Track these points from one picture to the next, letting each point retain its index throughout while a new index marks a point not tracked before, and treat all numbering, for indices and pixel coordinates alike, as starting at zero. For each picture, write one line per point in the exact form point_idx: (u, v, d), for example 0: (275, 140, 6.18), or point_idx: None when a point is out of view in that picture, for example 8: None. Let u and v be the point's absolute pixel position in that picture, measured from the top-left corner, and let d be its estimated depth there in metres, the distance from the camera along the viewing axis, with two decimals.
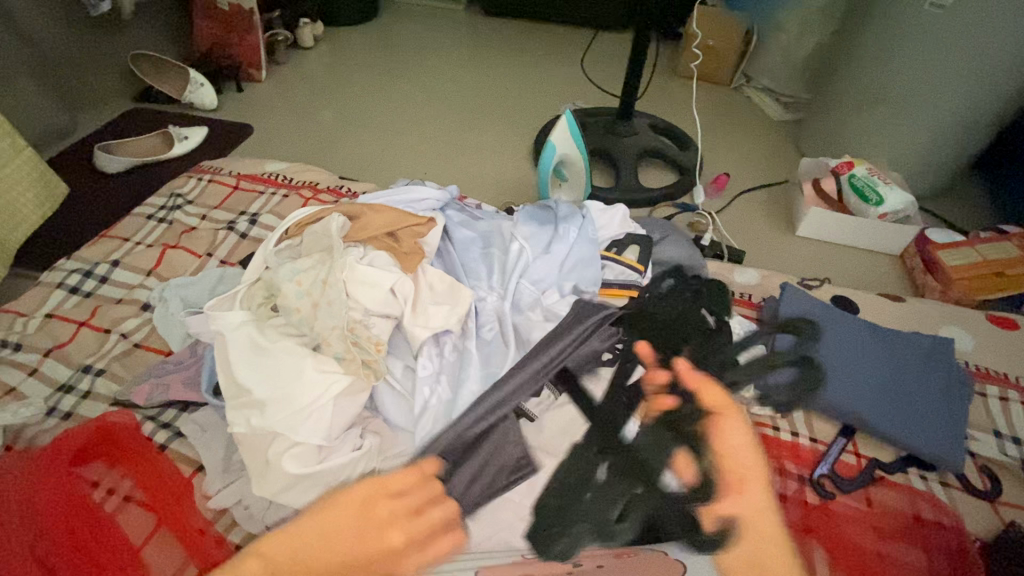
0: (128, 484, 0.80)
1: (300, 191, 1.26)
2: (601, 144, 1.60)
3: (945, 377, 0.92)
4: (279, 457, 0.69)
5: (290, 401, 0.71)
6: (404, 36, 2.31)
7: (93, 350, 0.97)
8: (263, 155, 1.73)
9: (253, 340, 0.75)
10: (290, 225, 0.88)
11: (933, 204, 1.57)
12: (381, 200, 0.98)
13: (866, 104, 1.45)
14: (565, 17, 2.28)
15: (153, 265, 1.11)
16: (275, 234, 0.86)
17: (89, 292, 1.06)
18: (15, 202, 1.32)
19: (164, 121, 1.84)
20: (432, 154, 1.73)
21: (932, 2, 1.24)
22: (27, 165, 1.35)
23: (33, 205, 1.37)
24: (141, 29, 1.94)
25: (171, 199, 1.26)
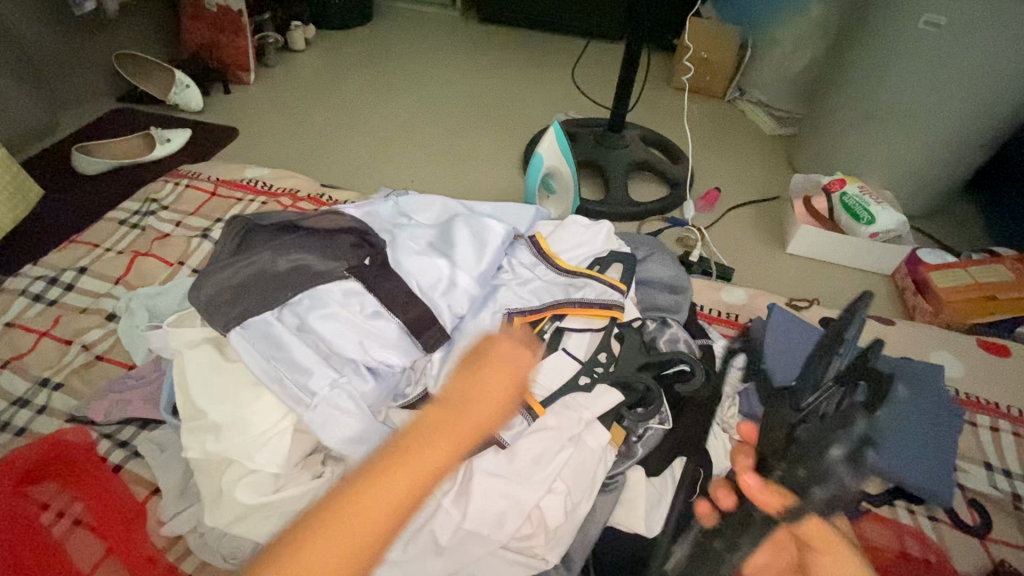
0: (79, 506, 0.76)
1: (279, 199, 1.23)
2: (590, 156, 1.58)
3: (933, 405, 0.90)
4: (232, 486, 0.68)
5: (246, 425, 0.69)
6: (397, 42, 2.28)
7: (53, 362, 0.94)
8: (247, 160, 1.70)
9: (213, 358, 0.73)
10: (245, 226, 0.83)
11: (926, 224, 1.55)
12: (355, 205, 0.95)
13: (858, 121, 1.43)
14: (559, 25, 2.26)
15: (122, 273, 1.07)
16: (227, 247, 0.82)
17: (53, 300, 1.03)
18: None
19: (147, 123, 1.80)
20: (420, 163, 1.70)
21: (925, 20, 1.23)
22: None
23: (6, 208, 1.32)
24: (128, 28, 1.91)
25: (146, 204, 1.23)
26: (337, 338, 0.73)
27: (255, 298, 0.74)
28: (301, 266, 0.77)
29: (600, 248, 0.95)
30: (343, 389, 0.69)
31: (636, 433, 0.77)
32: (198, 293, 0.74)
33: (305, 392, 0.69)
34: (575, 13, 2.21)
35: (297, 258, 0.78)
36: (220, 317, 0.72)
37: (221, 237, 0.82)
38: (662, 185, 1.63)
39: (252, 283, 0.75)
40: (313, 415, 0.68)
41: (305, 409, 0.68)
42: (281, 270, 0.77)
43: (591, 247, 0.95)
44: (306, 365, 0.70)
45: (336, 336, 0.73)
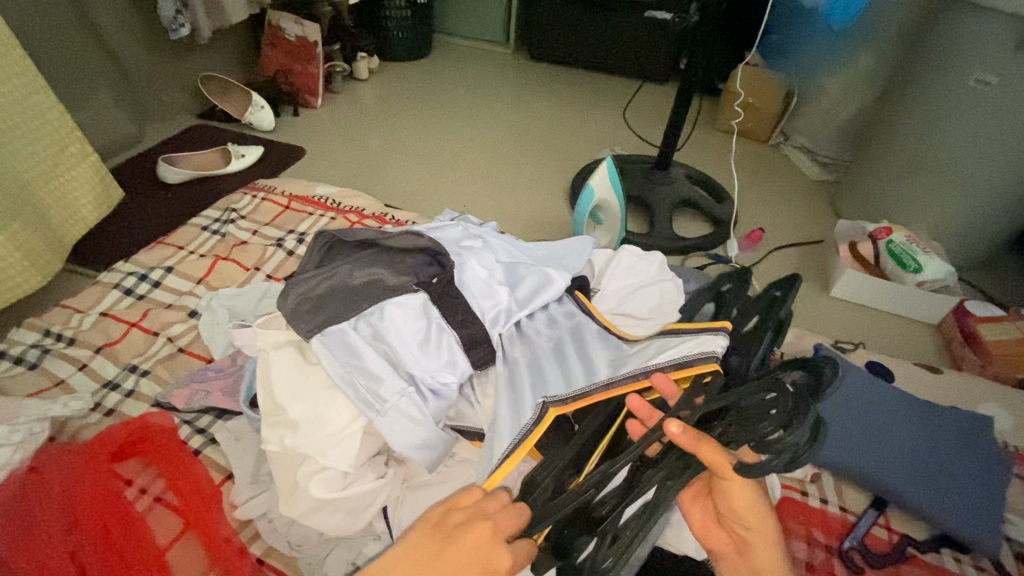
0: (160, 485, 0.82)
1: (347, 215, 1.33)
2: (637, 191, 1.64)
3: (984, 455, 0.89)
4: (307, 480, 0.71)
5: (322, 424, 0.72)
6: (453, 75, 2.43)
7: (141, 350, 1.02)
8: (312, 177, 1.81)
9: (294, 358, 0.77)
10: (330, 236, 0.88)
11: (974, 275, 1.54)
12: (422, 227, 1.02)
13: (907, 171, 1.46)
14: (609, 66, 2.37)
15: (203, 274, 1.17)
16: (309, 258, 0.88)
17: (142, 294, 1.12)
18: (76, 203, 1.40)
19: (223, 139, 1.95)
20: (472, 189, 1.79)
21: (976, 78, 1.27)
22: (92, 169, 1.44)
23: (91, 208, 1.44)
24: (213, 53, 2.08)
25: (226, 212, 1.33)
26: (405, 350, 0.77)
27: (335, 306, 0.78)
28: (374, 280, 0.81)
29: (653, 281, 0.98)
30: (412, 397, 0.72)
31: None
32: (285, 299, 0.79)
33: (376, 398, 0.72)
34: (624, 55, 2.31)
35: (372, 273, 0.82)
36: (304, 323, 0.77)
37: (307, 250, 0.89)
38: (706, 223, 1.68)
39: (332, 295, 0.80)
40: (384, 419, 0.71)
41: (376, 413, 0.71)
42: (358, 284, 0.81)
43: (644, 277, 0.99)
44: (378, 372, 0.74)
45: (405, 347, 0.77)
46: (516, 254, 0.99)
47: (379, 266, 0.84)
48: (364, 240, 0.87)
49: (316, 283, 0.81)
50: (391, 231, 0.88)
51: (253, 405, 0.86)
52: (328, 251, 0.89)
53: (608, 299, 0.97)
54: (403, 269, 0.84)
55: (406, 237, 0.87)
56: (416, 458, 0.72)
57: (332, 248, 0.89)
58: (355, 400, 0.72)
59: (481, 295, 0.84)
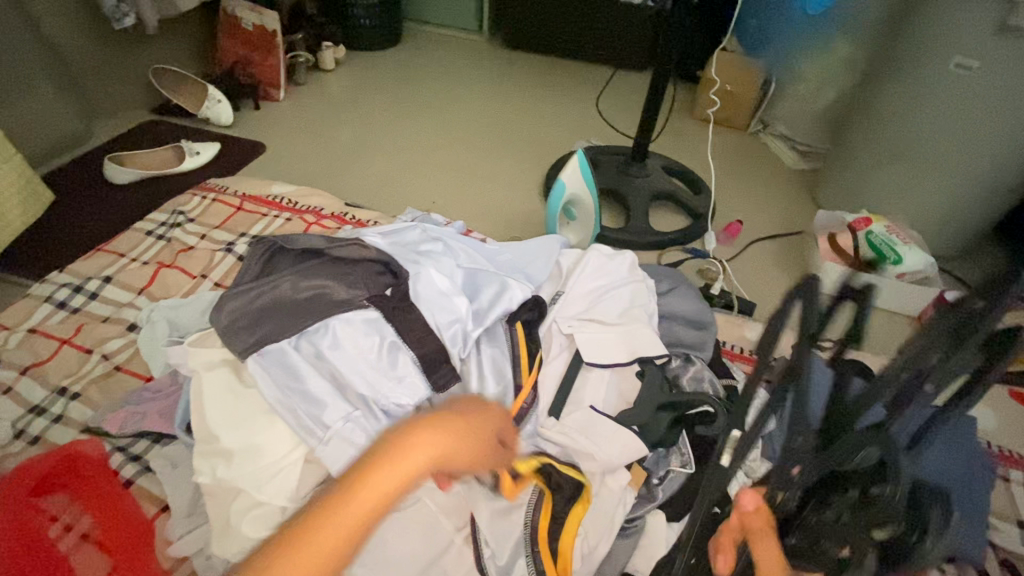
0: (87, 521, 0.75)
1: (303, 216, 1.25)
2: (611, 183, 1.58)
3: (966, 459, 0.86)
4: (239, 519, 0.65)
5: (260, 453, 0.67)
6: (425, 65, 2.34)
7: (72, 371, 0.94)
8: (273, 175, 1.72)
9: (230, 380, 0.71)
10: (266, 245, 0.81)
11: (954, 266, 1.52)
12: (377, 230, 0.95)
13: (886, 159, 1.42)
14: (585, 54, 2.30)
15: (145, 284, 1.08)
16: (247, 265, 0.81)
17: (77, 308, 1.04)
18: None
19: (178, 135, 1.84)
20: (442, 184, 1.72)
21: (957, 62, 1.22)
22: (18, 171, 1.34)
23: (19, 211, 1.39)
24: (166, 43, 1.97)
25: (173, 216, 1.24)
26: (353, 369, 0.70)
27: (276, 323, 0.71)
28: (320, 293, 0.74)
29: (624, 282, 0.92)
30: (357, 426, 0.67)
31: (657, 475, 0.74)
32: (217, 314, 0.71)
33: (319, 425, 0.67)
34: (600, 42, 2.24)
35: (318, 284, 0.75)
36: (238, 343, 0.70)
37: (246, 257, 0.81)
38: (684, 216, 1.63)
39: (272, 310, 0.72)
40: (328, 450, 0.65)
41: (319, 442, 0.66)
42: (302, 297, 0.73)
43: (615, 279, 0.93)
44: (322, 398, 0.68)
45: (351, 368, 0.70)
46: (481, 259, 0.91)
47: (325, 275, 0.76)
48: (308, 246, 0.79)
49: (254, 296, 0.72)
50: (339, 238, 0.80)
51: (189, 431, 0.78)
52: (268, 257, 0.81)
53: (578, 302, 0.90)
54: (354, 281, 0.77)
55: (358, 245, 0.79)
56: None
57: (271, 256, 0.81)
58: (295, 427, 0.67)
59: (438, 311, 0.76)
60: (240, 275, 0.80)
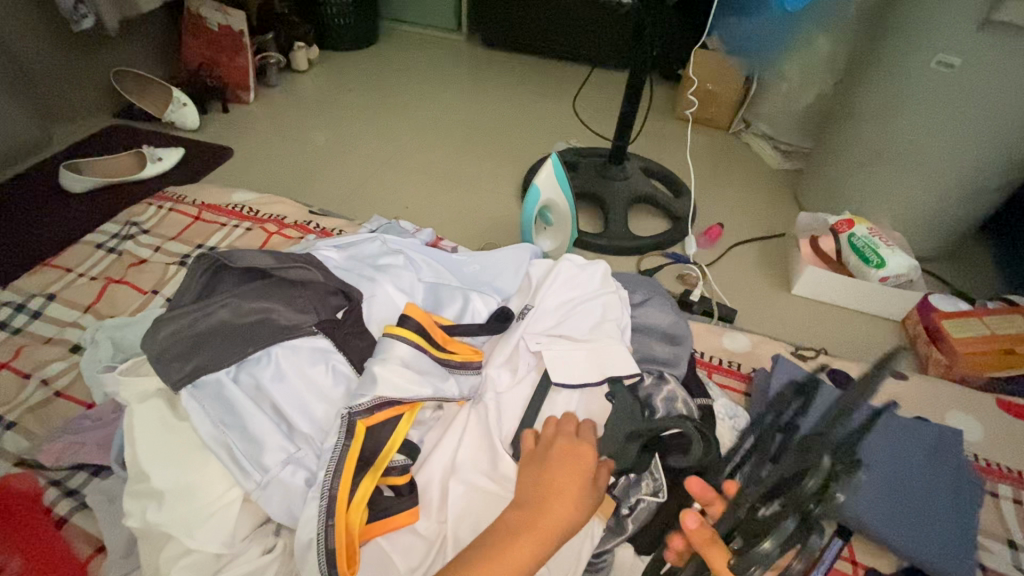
0: (15, 562, 0.67)
1: (265, 225, 1.19)
2: (590, 186, 1.53)
3: (953, 475, 0.82)
4: (170, 566, 0.61)
5: (194, 495, 0.63)
6: (401, 65, 2.27)
7: (8, 397, 0.88)
8: (240, 181, 1.66)
9: (162, 413, 0.67)
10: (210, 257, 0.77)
11: (938, 267, 1.49)
12: (334, 244, 0.92)
13: (867, 160, 1.39)
14: (565, 53, 2.25)
15: (92, 301, 1.02)
16: (190, 282, 0.78)
17: (18, 328, 0.98)
18: None
19: (141, 141, 1.77)
20: (416, 188, 1.66)
21: (939, 60, 1.19)
22: None
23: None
24: (129, 45, 1.89)
25: (126, 227, 1.18)
26: (295, 404, 0.69)
27: (215, 351, 0.70)
28: (265, 319, 0.73)
29: (593, 295, 0.87)
30: (300, 465, 0.66)
31: (627, 505, 0.69)
32: (150, 341, 0.68)
33: (256, 465, 0.64)
34: (580, 41, 2.20)
35: (263, 308, 0.74)
36: (172, 375, 0.68)
37: (185, 276, 0.79)
38: (664, 219, 1.59)
39: (211, 335, 0.71)
40: (270, 492, 0.64)
41: (256, 484, 0.63)
42: (246, 323, 0.73)
43: (585, 291, 0.87)
44: (261, 436, 0.66)
45: (294, 400, 0.69)
46: (441, 272, 0.91)
47: (267, 299, 0.75)
48: (253, 266, 0.76)
49: (194, 322, 0.71)
50: (286, 257, 0.78)
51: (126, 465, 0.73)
52: (212, 273, 0.79)
53: (546, 317, 0.84)
54: (302, 305, 0.76)
55: (306, 267, 0.77)
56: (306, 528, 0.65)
57: (215, 273, 0.79)
58: (232, 468, 0.64)
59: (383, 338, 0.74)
60: (181, 293, 0.78)
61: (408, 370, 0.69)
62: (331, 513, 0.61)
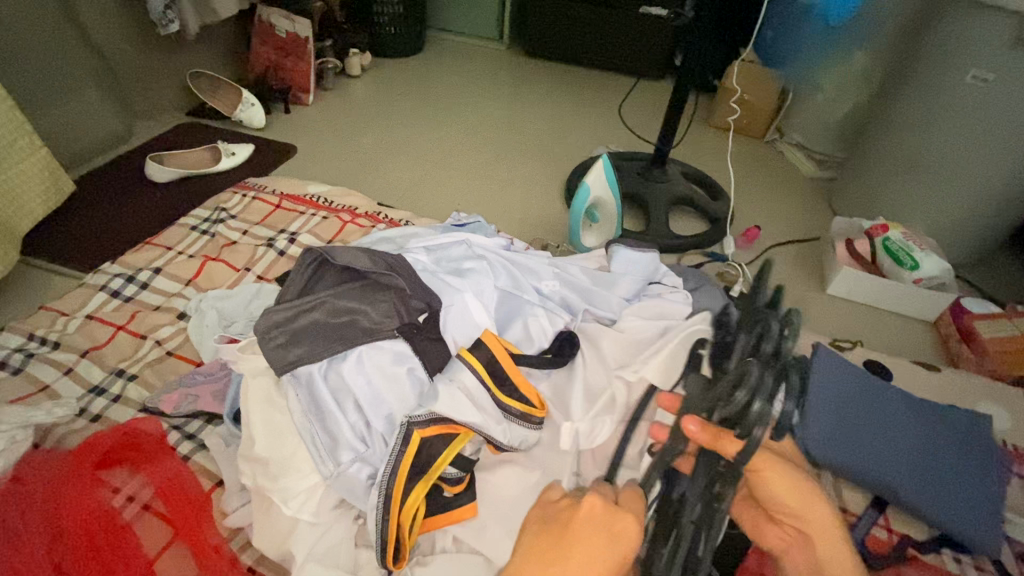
0: (147, 492, 0.80)
1: (339, 214, 1.30)
2: (633, 188, 1.62)
3: (985, 456, 0.89)
4: (268, 526, 0.71)
5: (289, 470, 0.71)
6: (447, 72, 2.40)
7: (127, 355, 1.00)
8: (304, 175, 1.79)
9: (269, 391, 0.75)
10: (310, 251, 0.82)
11: (970, 273, 1.54)
12: (423, 242, 0.97)
13: (902, 168, 1.45)
14: (604, 62, 2.35)
15: (192, 275, 1.15)
16: (294, 274, 0.83)
17: (129, 297, 1.10)
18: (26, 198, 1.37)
19: (213, 137, 1.91)
20: (466, 186, 1.77)
21: (974, 74, 1.26)
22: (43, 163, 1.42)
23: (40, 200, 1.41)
24: (202, 48, 2.05)
25: (215, 212, 1.31)
26: (373, 401, 0.74)
27: (310, 346, 0.76)
28: (352, 320, 0.78)
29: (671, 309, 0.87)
30: (365, 462, 0.71)
31: None
32: (263, 322, 0.76)
33: (336, 456, 0.71)
34: (619, 51, 2.29)
35: (352, 311, 0.79)
36: (281, 360, 0.74)
37: (293, 266, 0.83)
38: (702, 221, 1.67)
39: (310, 330, 0.77)
40: (338, 483, 0.71)
41: (334, 474, 0.70)
42: (338, 322, 0.78)
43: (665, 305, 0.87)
44: (340, 431, 0.72)
45: (372, 395, 0.74)
46: (519, 280, 0.92)
47: (356, 300, 0.80)
48: (352, 266, 0.81)
49: (296, 315, 0.77)
50: (382, 261, 0.82)
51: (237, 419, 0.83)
52: (317, 265, 0.84)
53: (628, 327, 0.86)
54: (386, 308, 0.80)
55: (399, 275, 0.82)
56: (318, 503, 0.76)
57: (317, 267, 0.84)
58: (311, 455, 0.71)
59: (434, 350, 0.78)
60: (285, 287, 0.83)
61: (469, 402, 0.70)
62: (387, 510, 0.66)
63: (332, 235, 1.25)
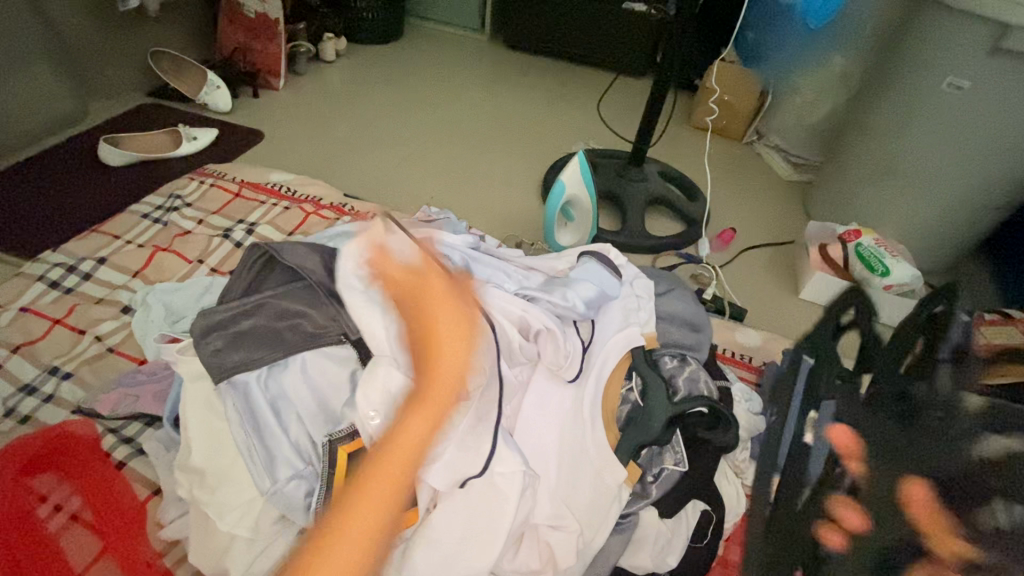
0: (77, 502, 0.74)
1: (302, 204, 1.24)
2: (609, 186, 1.60)
3: None
4: (203, 539, 0.68)
5: (224, 482, 0.68)
6: (425, 61, 2.33)
7: (64, 351, 0.93)
8: (271, 163, 1.72)
9: (208, 398, 0.71)
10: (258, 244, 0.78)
11: (940, 280, 1.56)
12: None
13: (877, 174, 1.45)
14: (586, 57, 2.31)
15: (141, 266, 1.08)
16: (241, 268, 0.78)
17: (70, 288, 1.03)
18: None
19: (174, 120, 1.82)
20: (441, 180, 1.72)
21: (950, 82, 1.26)
22: None
23: None
24: (165, 26, 1.95)
25: (170, 199, 1.24)
26: (310, 410, 0.70)
27: (253, 350, 0.71)
28: (294, 324, 0.73)
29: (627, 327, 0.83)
30: (303, 478, 0.68)
31: (652, 473, 0.75)
32: (199, 319, 0.71)
33: (270, 469, 0.67)
34: (601, 46, 2.26)
35: (295, 315, 0.73)
36: (218, 367, 0.70)
37: (238, 265, 0.78)
38: (678, 221, 1.65)
39: (250, 334, 0.72)
40: (275, 500, 0.67)
41: (268, 489, 0.67)
42: (280, 326, 0.73)
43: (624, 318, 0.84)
44: (274, 445, 0.68)
45: (312, 404, 0.70)
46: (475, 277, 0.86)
47: (299, 302, 0.74)
48: (299, 264, 0.76)
49: (235, 318, 0.72)
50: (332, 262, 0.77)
51: (177, 425, 0.77)
52: (264, 264, 0.79)
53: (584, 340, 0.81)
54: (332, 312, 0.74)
55: None
56: (221, 522, 0.67)
57: (266, 265, 0.79)
58: (249, 468, 0.68)
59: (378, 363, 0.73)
60: (230, 285, 0.78)
61: None
62: None
63: (293, 227, 1.19)
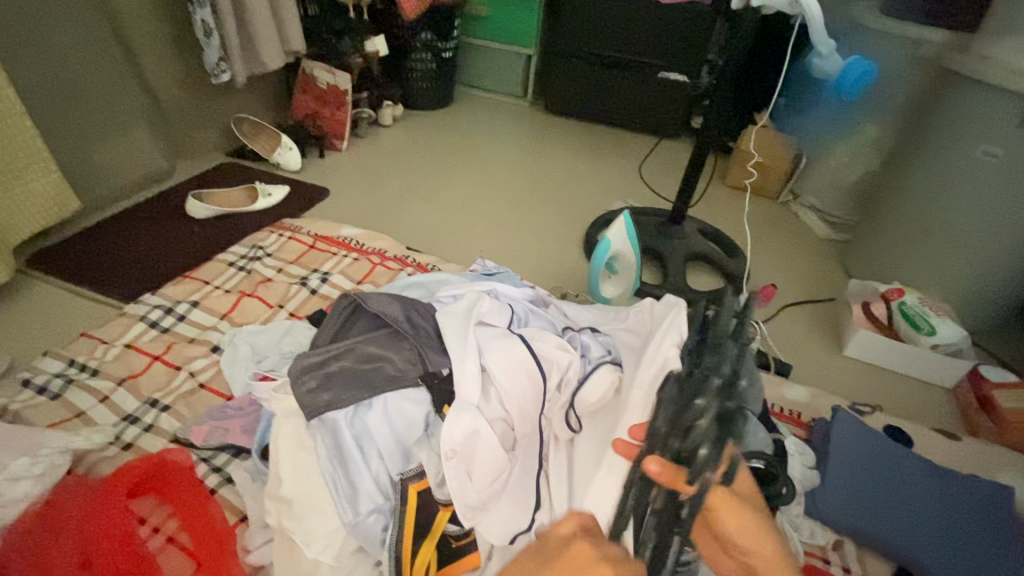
0: (173, 524, 0.82)
1: (369, 256, 1.35)
2: (651, 242, 1.67)
3: (1002, 532, 0.88)
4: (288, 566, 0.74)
5: (310, 512, 0.75)
6: (474, 125, 2.53)
7: (161, 385, 1.03)
8: (335, 217, 1.87)
9: (299, 433, 0.78)
10: (347, 293, 0.88)
11: (988, 340, 1.55)
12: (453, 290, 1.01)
13: (914, 235, 1.49)
14: (624, 121, 2.46)
15: (227, 310, 1.19)
16: (332, 314, 0.88)
17: (166, 327, 1.15)
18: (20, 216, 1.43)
19: (250, 177, 2.01)
20: (490, 234, 1.84)
21: (983, 150, 1.32)
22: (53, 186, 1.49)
23: (41, 217, 1.47)
24: (247, 96, 2.19)
25: (252, 250, 1.37)
26: (388, 449, 0.77)
27: (341, 389, 0.79)
28: (377, 367, 0.82)
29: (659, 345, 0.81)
30: (382, 513, 0.75)
31: None
32: (299, 357, 0.80)
33: (352, 503, 0.74)
34: (638, 112, 2.41)
35: (379, 358, 0.82)
36: (310, 405, 0.77)
37: (328, 311, 0.89)
38: (718, 277, 1.70)
39: (340, 374, 0.80)
40: (356, 532, 0.74)
41: (350, 521, 0.74)
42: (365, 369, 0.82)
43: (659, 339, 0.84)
44: (357, 480, 0.75)
45: (390, 444, 0.78)
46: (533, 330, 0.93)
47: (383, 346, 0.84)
48: (382, 312, 0.85)
49: (327, 360, 0.81)
50: (410, 311, 0.87)
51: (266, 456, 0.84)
52: (350, 311, 0.89)
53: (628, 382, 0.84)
54: (410, 356, 0.83)
55: (425, 328, 0.86)
56: (307, 552, 0.74)
57: (352, 312, 0.89)
58: (334, 501, 0.74)
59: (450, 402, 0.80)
60: (319, 330, 0.88)
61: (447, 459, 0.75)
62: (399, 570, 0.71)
63: (361, 277, 1.29)
